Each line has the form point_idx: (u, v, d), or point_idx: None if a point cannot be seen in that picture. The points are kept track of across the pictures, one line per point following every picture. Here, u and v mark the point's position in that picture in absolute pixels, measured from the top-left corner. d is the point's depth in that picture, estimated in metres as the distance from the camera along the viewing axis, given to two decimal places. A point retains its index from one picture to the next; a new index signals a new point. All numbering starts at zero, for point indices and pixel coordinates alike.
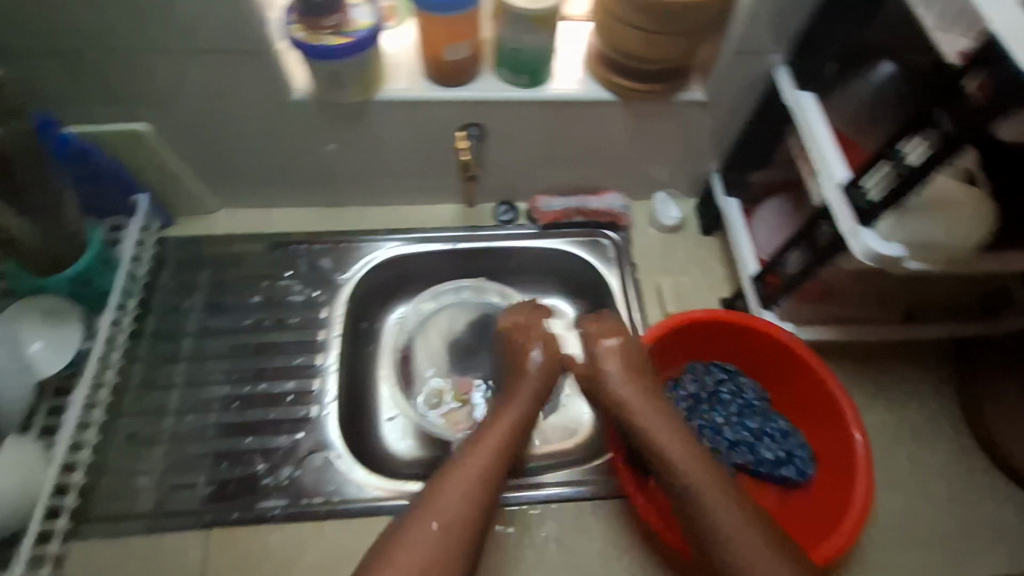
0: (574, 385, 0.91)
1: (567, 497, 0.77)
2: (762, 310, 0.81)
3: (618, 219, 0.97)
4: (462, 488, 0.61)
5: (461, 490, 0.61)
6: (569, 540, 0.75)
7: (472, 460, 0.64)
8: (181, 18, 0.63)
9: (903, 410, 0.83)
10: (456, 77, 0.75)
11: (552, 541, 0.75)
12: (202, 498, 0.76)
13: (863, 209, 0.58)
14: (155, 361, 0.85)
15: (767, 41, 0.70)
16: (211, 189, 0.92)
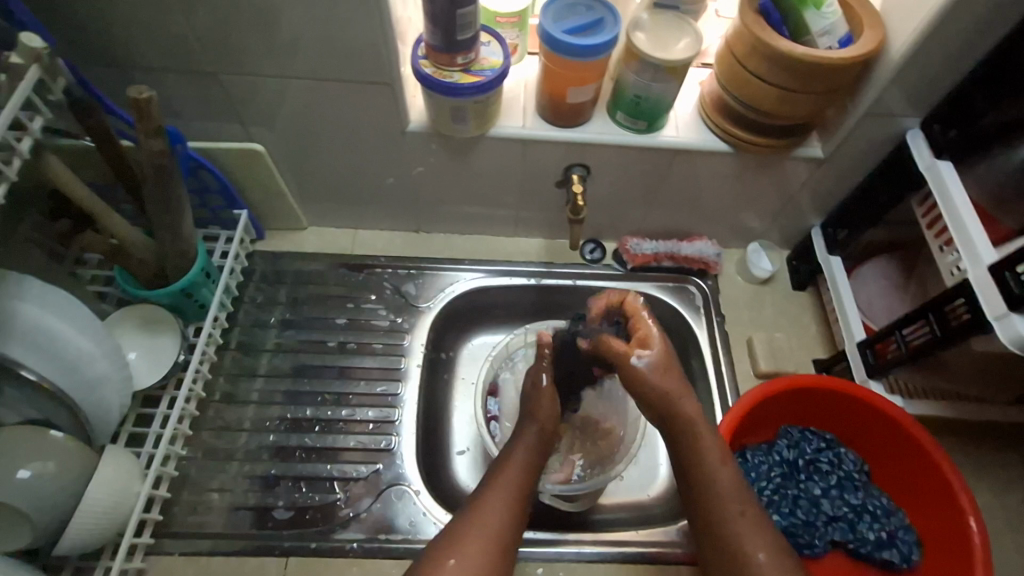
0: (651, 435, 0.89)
1: (648, 557, 0.75)
2: (869, 380, 0.77)
3: (709, 267, 0.94)
4: (498, 504, 0.57)
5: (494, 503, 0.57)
6: None
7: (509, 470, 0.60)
8: (318, 46, 0.64)
9: (1015, 499, 0.78)
10: (571, 118, 0.74)
11: None
12: (281, 523, 0.75)
13: (1016, 295, 0.54)
14: (239, 375, 0.85)
15: (904, 106, 0.68)
16: (304, 207, 0.92)
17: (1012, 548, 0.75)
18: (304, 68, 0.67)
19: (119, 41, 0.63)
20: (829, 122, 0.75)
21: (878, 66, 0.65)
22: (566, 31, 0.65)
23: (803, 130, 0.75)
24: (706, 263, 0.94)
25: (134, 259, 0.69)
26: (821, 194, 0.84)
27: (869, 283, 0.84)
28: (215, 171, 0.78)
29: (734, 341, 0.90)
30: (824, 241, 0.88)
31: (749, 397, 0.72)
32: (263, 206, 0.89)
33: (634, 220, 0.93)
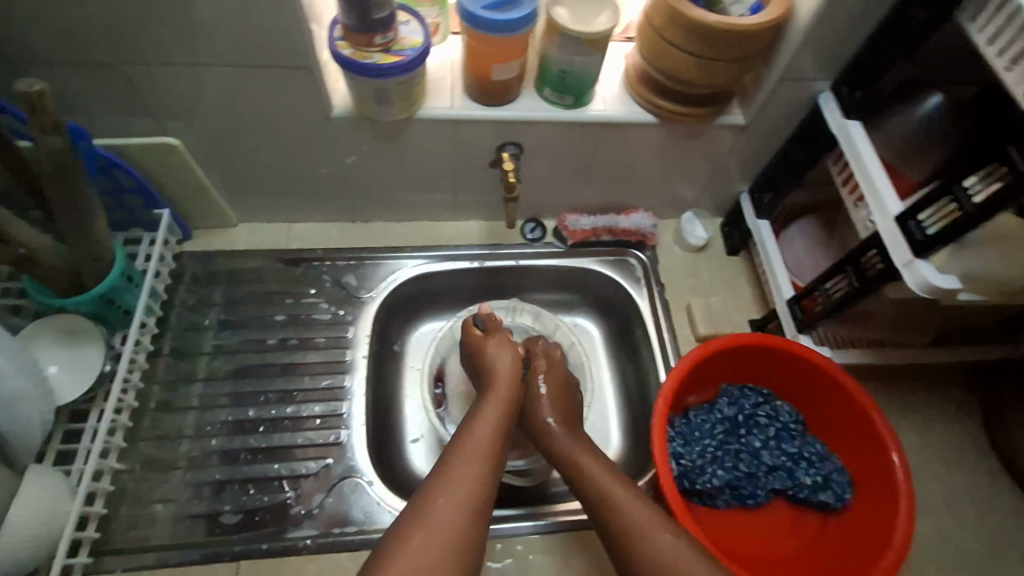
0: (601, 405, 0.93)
1: None
2: (799, 334, 0.80)
3: (647, 238, 0.96)
4: (467, 477, 0.57)
5: (461, 472, 0.58)
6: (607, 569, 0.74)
7: (476, 435, 0.63)
8: (228, 33, 0.61)
9: (933, 433, 0.84)
10: (500, 96, 0.74)
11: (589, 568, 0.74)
12: (227, 527, 0.73)
13: (919, 241, 0.57)
14: (174, 381, 0.81)
15: (814, 70, 0.71)
16: (231, 203, 0.88)
17: (934, 480, 0.81)
18: (212, 54, 0.63)
19: (5, 32, 0.59)
20: (748, 89, 0.77)
21: (788, 32, 0.68)
22: (485, 6, 0.64)
23: (724, 99, 0.77)
24: (644, 234, 0.95)
25: (46, 267, 0.65)
26: (746, 159, 0.87)
27: (796, 243, 0.88)
28: (129, 169, 0.74)
29: (674, 308, 0.93)
30: (751, 206, 0.91)
31: (690, 357, 0.74)
32: (187, 205, 0.85)
33: (571, 196, 0.94)
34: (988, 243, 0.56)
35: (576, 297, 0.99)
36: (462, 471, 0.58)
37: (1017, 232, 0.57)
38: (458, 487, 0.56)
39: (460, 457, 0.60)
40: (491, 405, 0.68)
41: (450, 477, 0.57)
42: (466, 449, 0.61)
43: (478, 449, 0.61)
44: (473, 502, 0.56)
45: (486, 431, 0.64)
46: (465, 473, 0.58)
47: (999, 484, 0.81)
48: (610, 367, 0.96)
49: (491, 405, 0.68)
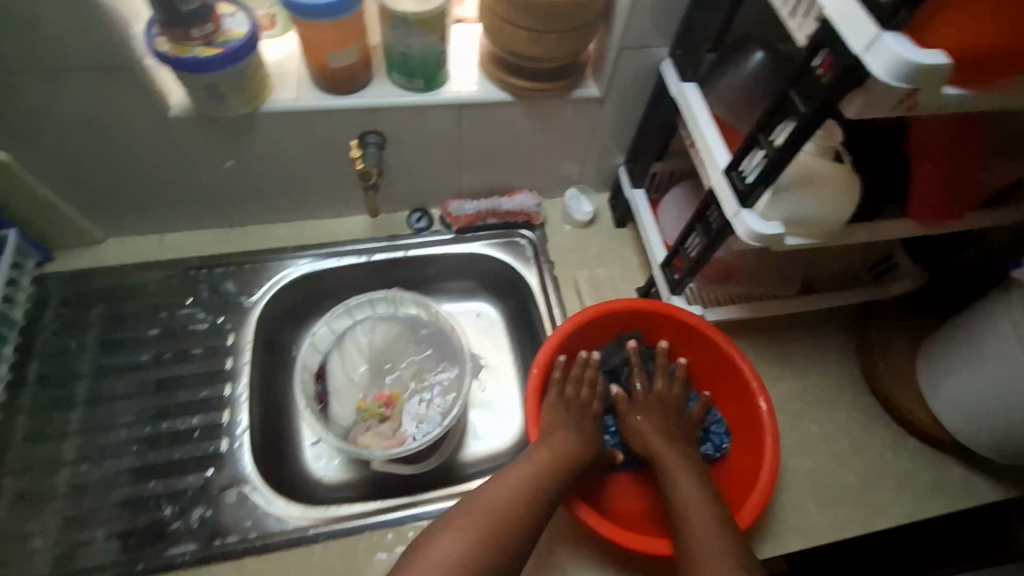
0: (492, 381, 0.93)
1: None
2: (672, 296, 0.82)
3: (533, 218, 0.97)
4: (516, 484, 0.62)
5: (508, 489, 0.61)
6: None
7: (538, 458, 0.66)
8: (30, 35, 0.58)
9: (811, 377, 0.87)
10: (348, 85, 0.73)
11: None
12: (104, 553, 0.70)
13: (743, 190, 0.59)
14: (40, 410, 0.77)
15: (651, 36, 0.72)
16: (91, 219, 0.85)
17: (812, 422, 0.84)
18: (20, 60, 0.60)
19: None
20: (598, 61, 0.79)
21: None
22: None
23: (575, 72, 0.78)
24: (529, 214, 0.96)
25: None
26: (613, 130, 0.88)
27: (670, 208, 0.90)
28: None
29: (563, 284, 0.94)
30: (627, 177, 0.94)
31: (558, 332, 0.76)
32: (40, 224, 0.81)
33: (453, 182, 0.94)
34: (802, 188, 0.58)
35: (470, 283, 0.99)
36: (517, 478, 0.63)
37: (828, 176, 0.58)
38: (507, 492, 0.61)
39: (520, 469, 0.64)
40: (573, 438, 0.70)
41: (496, 492, 0.61)
42: (519, 469, 0.64)
43: (526, 472, 0.64)
44: (511, 511, 0.60)
45: (548, 456, 0.66)
46: (507, 489, 0.61)
47: (872, 418, 0.85)
48: (509, 348, 0.96)
49: (569, 434, 0.70)
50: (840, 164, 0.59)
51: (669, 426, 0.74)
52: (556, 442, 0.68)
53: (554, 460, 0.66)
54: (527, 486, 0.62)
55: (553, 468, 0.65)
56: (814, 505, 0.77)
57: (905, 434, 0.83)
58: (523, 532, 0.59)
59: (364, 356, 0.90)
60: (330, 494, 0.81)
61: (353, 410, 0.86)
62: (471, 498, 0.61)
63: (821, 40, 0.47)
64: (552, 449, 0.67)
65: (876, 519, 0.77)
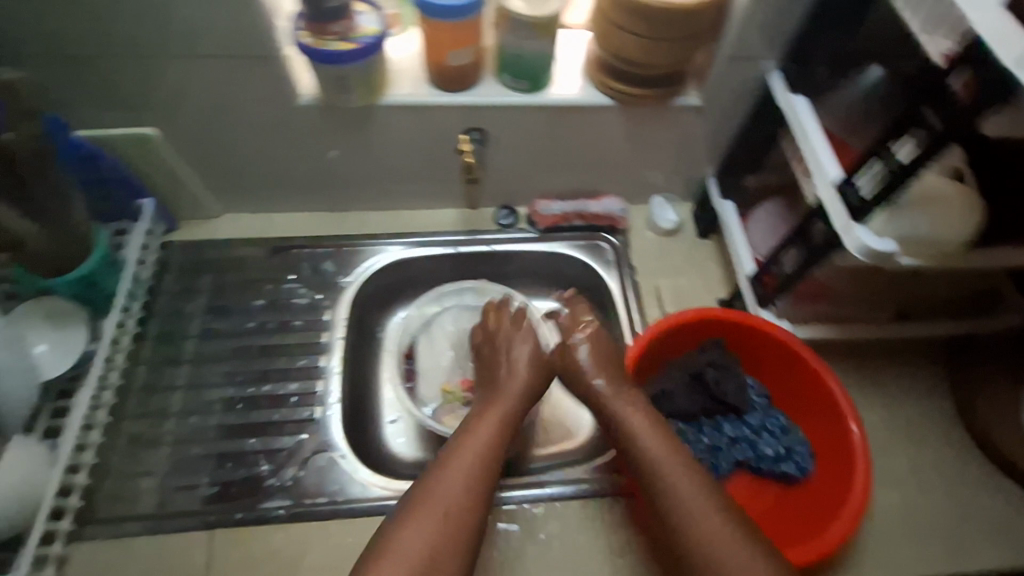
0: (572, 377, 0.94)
1: (569, 495, 0.77)
2: (760, 308, 0.82)
3: (617, 222, 0.98)
4: (462, 473, 0.62)
5: (459, 475, 0.62)
6: (569, 539, 0.74)
7: (476, 441, 0.66)
8: (194, 25, 0.65)
9: (901, 407, 0.84)
10: (460, 82, 0.77)
11: (554, 540, 0.74)
12: (206, 499, 0.76)
13: (855, 206, 0.59)
14: (158, 363, 0.85)
15: (760, 48, 0.73)
16: (214, 195, 0.92)
17: (899, 452, 0.81)
18: (183, 47, 0.67)
19: None
20: (702, 70, 0.80)
21: (731, 10, 0.70)
22: None
23: (678, 80, 0.79)
24: (614, 219, 0.98)
25: (31, 252, 0.70)
26: (709, 140, 0.89)
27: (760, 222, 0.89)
28: (113, 161, 0.78)
29: (644, 289, 0.95)
30: (717, 188, 0.93)
31: (644, 335, 0.76)
32: (171, 196, 0.89)
33: (542, 182, 0.97)
34: (923, 206, 0.58)
35: (550, 282, 1.01)
36: (459, 468, 0.62)
37: (949, 197, 0.59)
38: (455, 481, 0.61)
39: (458, 455, 0.64)
40: (485, 412, 0.70)
41: (449, 480, 0.62)
42: (465, 452, 0.64)
43: (474, 456, 0.64)
44: (467, 493, 0.61)
45: (484, 439, 0.66)
46: (459, 475, 0.62)
47: (966, 456, 0.81)
48: None
49: (505, 406, 0.71)
50: (961, 187, 0.60)
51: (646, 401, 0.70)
52: (489, 418, 0.69)
53: (489, 442, 0.66)
54: (476, 473, 0.62)
55: (495, 449, 0.66)
56: (899, 538, 0.74)
57: (1003, 476, 0.79)
58: (479, 514, 0.61)
59: (449, 342, 0.93)
60: (406, 470, 0.85)
61: (435, 391, 0.90)
62: (423, 483, 0.62)
63: (965, 60, 0.47)
64: (486, 429, 0.68)
65: (966, 561, 0.73)
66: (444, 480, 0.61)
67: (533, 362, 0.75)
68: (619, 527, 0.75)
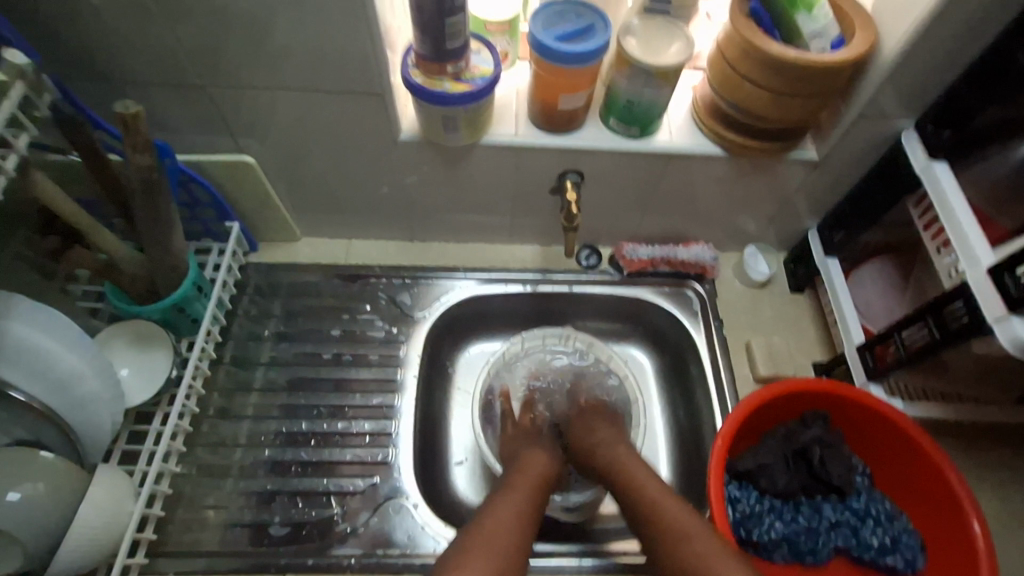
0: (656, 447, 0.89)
1: (603, 568, 0.74)
2: (869, 383, 0.76)
3: (706, 271, 0.93)
4: (508, 527, 0.57)
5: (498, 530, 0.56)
6: None
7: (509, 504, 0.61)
8: (308, 60, 0.64)
9: (1020, 501, 0.77)
10: (565, 124, 0.74)
11: None
12: (276, 539, 0.74)
13: (1015, 295, 0.53)
14: (231, 389, 0.84)
15: (897, 108, 0.67)
16: (297, 218, 0.91)
17: (1019, 552, 0.74)
18: (293, 80, 0.66)
19: (106, 53, 0.63)
20: (823, 125, 0.75)
21: (872, 67, 0.65)
22: (557, 38, 0.64)
23: (796, 134, 0.74)
24: (703, 267, 0.93)
25: (126, 275, 0.69)
26: (817, 195, 0.83)
27: (866, 284, 0.83)
28: (206, 184, 0.77)
29: (733, 345, 0.90)
30: (819, 243, 0.88)
31: (747, 402, 0.71)
32: (256, 218, 0.88)
33: (630, 225, 0.92)
34: None
35: (629, 328, 0.97)
36: (508, 519, 0.58)
37: None
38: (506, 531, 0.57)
39: (497, 508, 0.60)
40: (509, 478, 0.68)
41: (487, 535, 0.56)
42: (503, 508, 0.60)
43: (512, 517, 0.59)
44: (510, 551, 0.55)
45: (515, 503, 0.62)
46: (501, 530, 0.57)
47: None
48: (661, 402, 0.93)
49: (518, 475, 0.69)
50: None
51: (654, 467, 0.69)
52: (523, 483, 0.66)
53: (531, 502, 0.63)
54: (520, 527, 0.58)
55: (532, 517, 0.61)
56: None
57: None
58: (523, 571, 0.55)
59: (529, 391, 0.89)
60: None
61: None
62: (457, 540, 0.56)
63: None
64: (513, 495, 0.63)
65: None
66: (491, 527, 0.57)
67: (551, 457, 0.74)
68: None
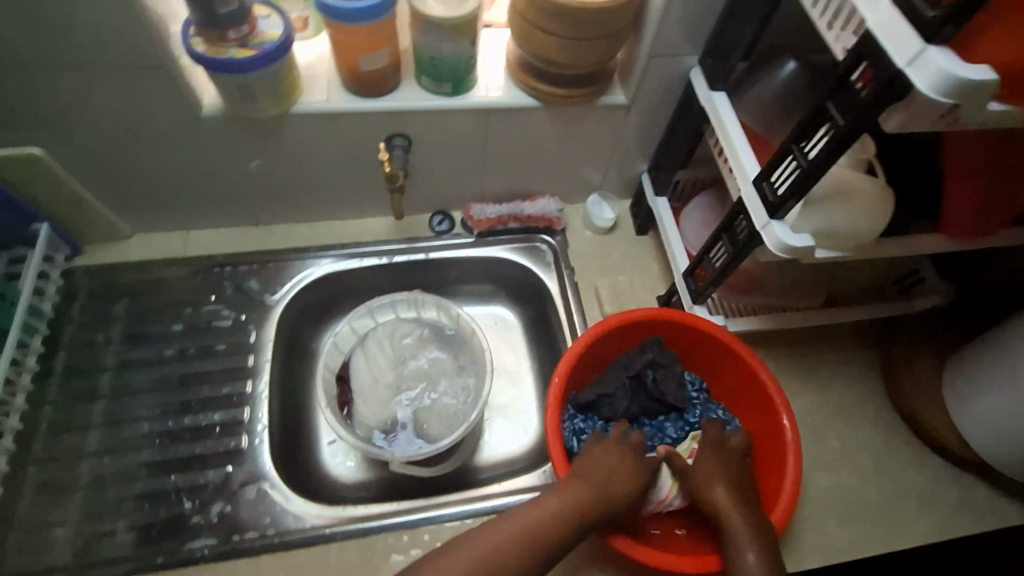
0: (524, 394, 0.92)
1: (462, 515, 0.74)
2: (694, 305, 0.82)
3: (553, 223, 0.97)
4: (496, 534, 0.57)
5: (497, 537, 0.57)
6: None
7: (521, 516, 0.59)
8: (77, 35, 0.60)
9: (834, 394, 0.86)
10: (377, 87, 0.74)
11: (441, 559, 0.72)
12: (124, 545, 0.71)
13: (773, 202, 0.59)
14: (66, 401, 0.78)
15: (682, 44, 0.72)
16: (121, 214, 0.86)
17: (834, 435, 0.83)
18: (68, 59, 0.62)
19: None
20: (625, 68, 0.79)
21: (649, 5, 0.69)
22: None
23: (598, 80, 0.79)
24: (550, 219, 0.96)
25: None
26: (638, 137, 0.88)
27: (692, 217, 0.90)
28: None
29: (584, 289, 0.94)
30: (651, 184, 0.93)
31: (583, 337, 0.75)
32: (72, 217, 0.82)
33: (474, 185, 0.94)
34: (834, 200, 0.59)
35: (488, 287, 0.99)
36: (506, 533, 0.57)
37: (861, 190, 0.59)
38: (500, 538, 0.57)
39: (506, 522, 0.58)
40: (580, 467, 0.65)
41: (485, 537, 0.57)
42: (513, 519, 0.58)
43: (528, 519, 0.59)
44: (493, 562, 0.55)
45: (535, 513, 0.59)
46: (505, 533, 0.57)
47: (895, 436, 0.84)
48: (526, 353, 0.96)
49: (584, 486, 0.62)
50: (871, 178, 0.60)
51: (738, 481, 0.66)
52: (567, 488, 0.62)
53: (574, 501, 0.61)
54: (519, 552, 0.56)
55: (574, 513, 0.60)
56: (833, 522, 0.77)
57: (927, 451, 0.83)
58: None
59: (387, 360, 0.86)
60: (344, 495, 0.81)
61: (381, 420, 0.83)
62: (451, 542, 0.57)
63: (864, 53, 0.47)
64: (555, 500, 0.60)
65: (897, 537, 0.76)
66: (495, 531, 0.57)
67: (631, 466, 0.66)
68: None
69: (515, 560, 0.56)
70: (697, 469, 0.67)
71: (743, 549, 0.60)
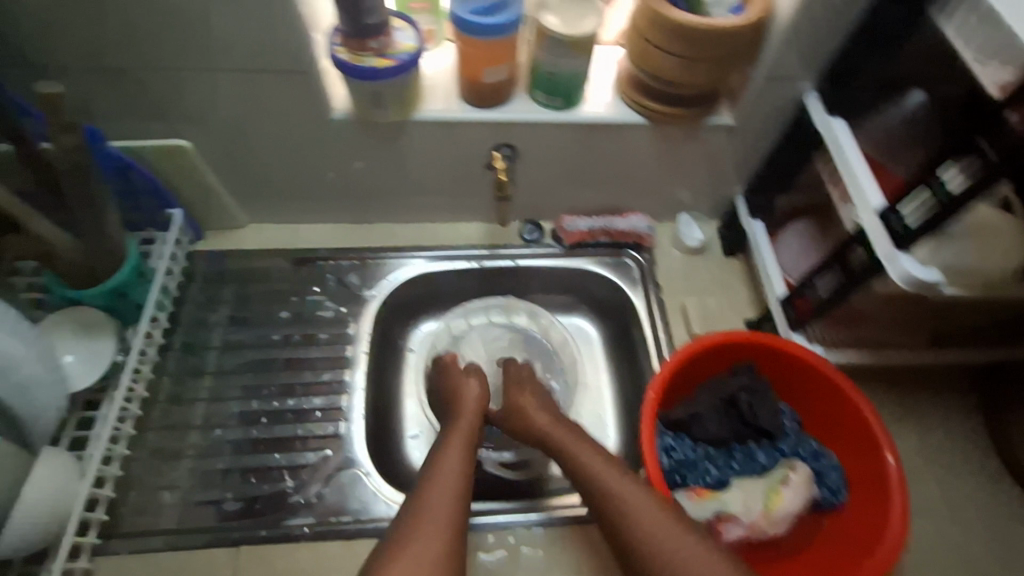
0: (605, 409, 0.93)
1: (551, 521, 0.76)
2: (791, 332, 0.81)
3: (643, 240, 0.97)
4: (436, 500, 0.61)
5: (437, 495, 0.61)
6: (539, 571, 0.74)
7: (442, 470, 0.65)
8: (237, 41, 0.66)
9: (933, 436, 0.83)
10: (492, 100, 0.77)
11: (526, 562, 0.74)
12: (230, 514, 0.76)
13: (899, 234, 0.59)
14: (183, 374, 0.85)
15: (800, 70, 0.72)
16: (242, 205, 0.92)
17: (933, 480, 0.80)
18: (224, 62, 0.68)
19: (30, 38, 0.63)
20: (736, 91, 0.79)
21: (771, 31, 0.69)
22: (474, 11, 0.67)
23: (709, 101, 0.79)
24: (640, 236, 0.97)
25: (62, 261, 0.70)
26: (739, 160, 0.88)
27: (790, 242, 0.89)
28: (144, 172, 0.78)
29: (671, 308, 0.94)
30: (746, 206, 0.92)
31: (677, 355, 0.75)
32: (200, 206, 0.89)
33: (568, 198, 0.96)
34: (970, 235, 0.60)
35: (572, 298, 1.00)
36: (437, 493, 0.62)
37: (999, 228, 0.60)
38: (437, 498, 0.61)
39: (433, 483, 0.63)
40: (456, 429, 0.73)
41: (429, 502, 0.61)
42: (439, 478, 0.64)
43: (454, 475, 0.65)
44: (444, 523, 0.58)
45: (451, 469, 0.65)
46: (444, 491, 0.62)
47: (1000, 488, 0.79)
48: (607, 367, 0.97)
49: (466, 427, 0.74)
50: (1012, 217, 0.61)
51: (558, 419, 0.74)
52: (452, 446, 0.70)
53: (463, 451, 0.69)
54: (450, 505, 0.61)
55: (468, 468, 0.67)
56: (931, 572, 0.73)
57: None
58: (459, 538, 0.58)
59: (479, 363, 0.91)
60: None
61: None
62: (398, 518, 0.60)
63: None
64: (449, 455, 0.68)
65: None
66: (432, 491, 0.62)
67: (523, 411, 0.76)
68: (593, 556, 0.75)
69: (454, 516, 0.60)
70: (561, 419, 0.74)
71: (609, 486, 0.62)
